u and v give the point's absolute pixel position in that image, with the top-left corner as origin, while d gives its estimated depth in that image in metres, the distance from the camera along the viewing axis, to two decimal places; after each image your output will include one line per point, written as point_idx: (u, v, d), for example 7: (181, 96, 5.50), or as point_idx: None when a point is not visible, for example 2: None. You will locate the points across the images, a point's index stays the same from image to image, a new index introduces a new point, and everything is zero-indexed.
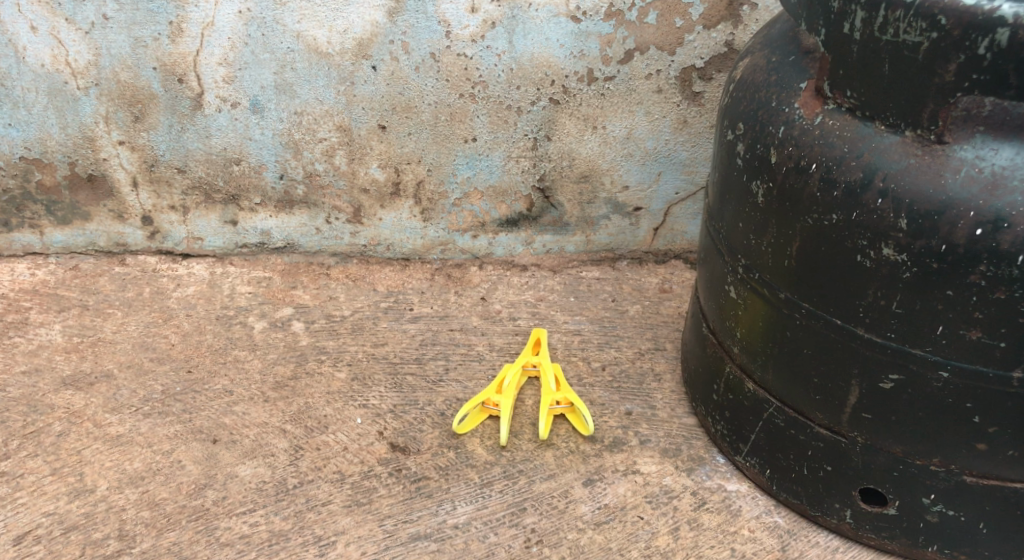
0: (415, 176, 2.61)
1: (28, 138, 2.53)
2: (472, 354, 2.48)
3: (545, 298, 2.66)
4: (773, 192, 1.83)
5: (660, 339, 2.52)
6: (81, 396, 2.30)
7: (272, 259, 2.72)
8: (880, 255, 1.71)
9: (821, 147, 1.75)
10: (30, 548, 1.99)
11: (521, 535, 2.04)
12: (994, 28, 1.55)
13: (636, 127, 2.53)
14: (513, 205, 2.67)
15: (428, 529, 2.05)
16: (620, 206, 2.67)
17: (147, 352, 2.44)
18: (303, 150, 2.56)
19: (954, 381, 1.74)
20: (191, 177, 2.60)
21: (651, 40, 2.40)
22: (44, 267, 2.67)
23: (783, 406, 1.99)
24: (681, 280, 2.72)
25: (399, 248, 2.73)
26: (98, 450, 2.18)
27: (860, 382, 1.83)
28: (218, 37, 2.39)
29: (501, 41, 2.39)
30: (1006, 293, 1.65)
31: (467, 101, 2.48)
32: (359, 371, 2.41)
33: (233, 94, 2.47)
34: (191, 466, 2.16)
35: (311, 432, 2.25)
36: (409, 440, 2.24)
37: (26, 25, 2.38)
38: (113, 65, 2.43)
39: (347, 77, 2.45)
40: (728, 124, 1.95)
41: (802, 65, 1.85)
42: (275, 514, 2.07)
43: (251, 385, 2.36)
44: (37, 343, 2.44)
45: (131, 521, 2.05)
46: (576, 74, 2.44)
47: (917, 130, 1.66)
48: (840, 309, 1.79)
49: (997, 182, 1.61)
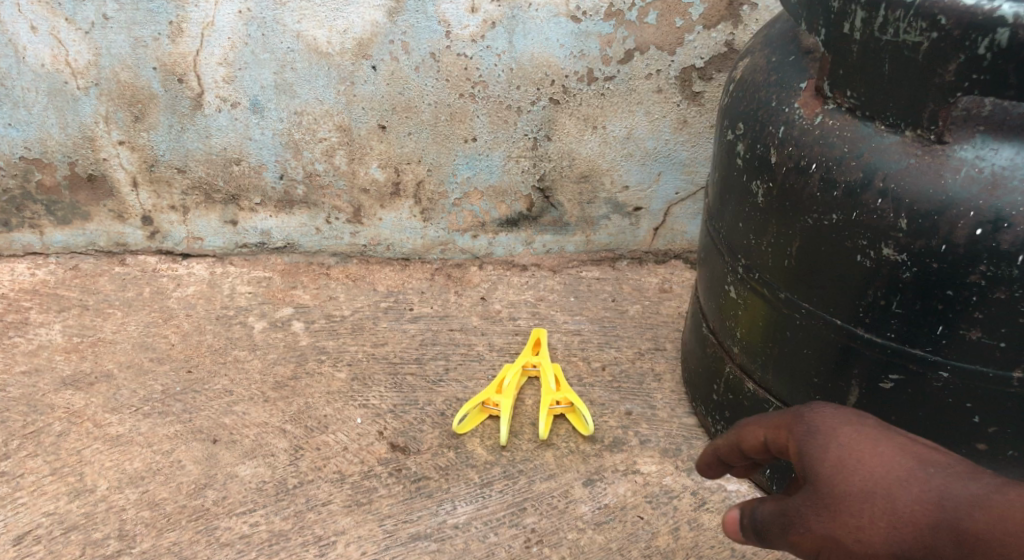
0: (414, 176, 2.61)
1: (28, 138, 2.53)
2: (472, 354, 2.47)
3: (545, 298, 2.66)
4: (773, 192, 1.83)
5: (660, 339, 2.52)
6: (81, 396, 2.30)
7: (272, 259, 2.72)
8: (880, 255, 1.71)
9: (821, 146, 1.75)
10: (30, 548, 1.99)
11: (521, 535, 2.04)
12: (994, 27, 1.54)
13: (636, 127, 2.53)
14: (512, 205, 2.67)
15: (428, 529, 2.05)
16: (620, 206, 2.67)
17: (146, 352, 2.43)
18: (303, 150, 2.56)
19: (953, 380, 1.74)
20: (191, 177, 2.61)
21: (651, 40, 2.40)
22: (45, 267, 2.66)
23: (783, 406, 1.99)
24: (681, 280, 2.72)
25: (399, 248, 2.73)
26: (99, 450, 2.18)
27: (859, 381, 1.83)
28: (218, 37, 2.39)
29: (501, 41, 2.39)
30: (1006, 293, 1.64)
31: (467, 101, 2.48)
32: (359, 371, 2.41)
33: (233, 94, 2.47)
34: (191, 466, 2.16)
35: (311, 432, 2.25)
36: (409, 440, 2.24)
37: (26, 25, 2.38)
38: (113, 65, 2.43)
39: (347, 77, 2.45)
40: (727, 124, 1.96)
41: (802, 65, 1.85)
42: (275, 514, 2.07)
43: (251, 385, 2.36)
44: (37, 343, 2.44)
45: (131, 521, 2.05)
46: (576, 74, 2.44)
47: (917, 129, 1.65)
48: (840, 308, 1.79)
49: (997, 182, 1.61)
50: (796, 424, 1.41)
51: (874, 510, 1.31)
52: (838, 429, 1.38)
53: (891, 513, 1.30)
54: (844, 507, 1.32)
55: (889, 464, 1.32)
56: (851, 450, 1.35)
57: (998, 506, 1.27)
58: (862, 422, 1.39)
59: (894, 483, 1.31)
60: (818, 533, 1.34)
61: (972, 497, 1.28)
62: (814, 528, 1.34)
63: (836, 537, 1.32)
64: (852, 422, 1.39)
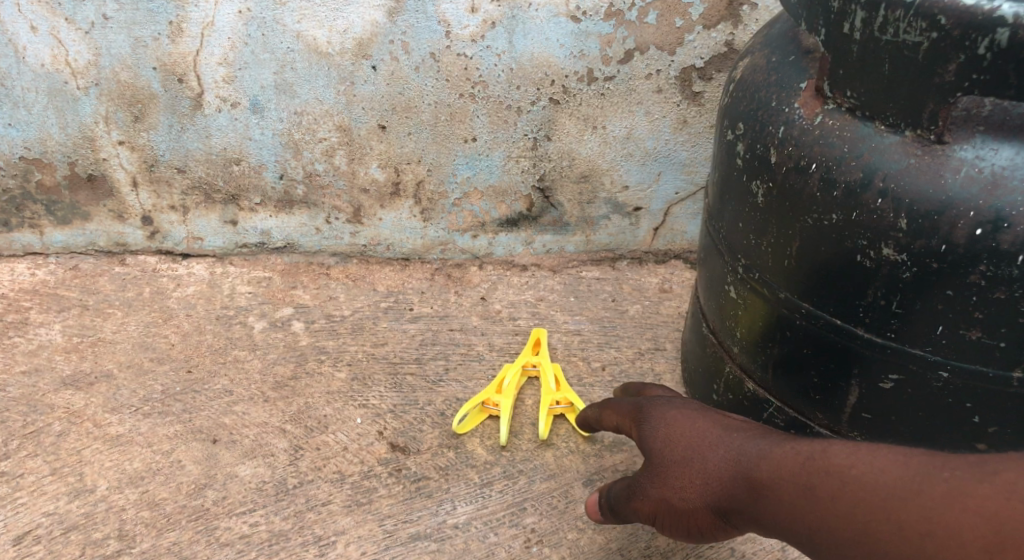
0: (414, 176, 2.61)
1: (28, 138, 2.53)
2: (472, 354, 2.47)
3: (544, 298, 2.66)
4: (773, 192, 1.83)
5: (660, 339, 2.52)
6: (81, 396, 2.30)
7: (272, 259, 2.72)
8: (880, 255, 1.71)
9: (821, 146, 1.75)
10: (30, 548, 2.00)
11: (521, 535, 2.05)
12: (994, 28, 1.54)
13: (636, 127, 2.53)
14: (512, 205, 2.67)
15: (428, 529, 2.05)
16: (620, 206, 2.67)
17: (146, 352, 2.43)
18: (303, 150, 2.56)
19: (953, 380, 1.74)
20: (191, 177, 2.61)
21: (651, 40, 2.40)
22: (45, 267, 2.66)
23: (783, 406, 2.00)
24: (681, 280, 2.72)
25: (399, 248, 2.73)
26: (99, 450, 2.18)
27: (859, 381, 1.83)
28: (218, 37, 2.39)
29: (501, 41, 2.39)
30: (1006, 293, 1.65)
31: (467, 101, 2.48)
32: (359, 371, 2.41)
33: (233, 94, 2.47)
34: (191, 466, 2.16)
35: (311, 432, 2.25)
36: (409, 440, 2.24)
37: (26, 25, 2.38)
38: (113, 65, 2.43)
39: (347, 77, 2.45)
40: (727, 124, 1.95)
41: (802, 65, 1.85)
42: (275, 514, 2.07)
43: (251, 385, 2.36)
44: (37, 343, 2.44)
45: (131, 521, 2.05)
46: (576, 74, 2.44)
47: (917, 130, 1.65)
48: (840, 308, 1.79)
49: (997, 182, 1.61)
50: (644, 387, 1.98)
51: (689, 473, 1.63)
52: (660, 410, 1.75)
53: (701, 473, 1.62)
54: (668, 475, 1.66)
55: (700, 437, 1.65)
56: (672, 426, 1.71)
57: (777, 457, 1.54)
58: (686, 406, 1.75)
59: (702, 449, 1.63)
60: (651, 500, 1.69)
61: (763, 455, 1.56)
62: (647, 496, 1.70)
63: (666, 499, 1.66)
64: (676, 406, 1.75)
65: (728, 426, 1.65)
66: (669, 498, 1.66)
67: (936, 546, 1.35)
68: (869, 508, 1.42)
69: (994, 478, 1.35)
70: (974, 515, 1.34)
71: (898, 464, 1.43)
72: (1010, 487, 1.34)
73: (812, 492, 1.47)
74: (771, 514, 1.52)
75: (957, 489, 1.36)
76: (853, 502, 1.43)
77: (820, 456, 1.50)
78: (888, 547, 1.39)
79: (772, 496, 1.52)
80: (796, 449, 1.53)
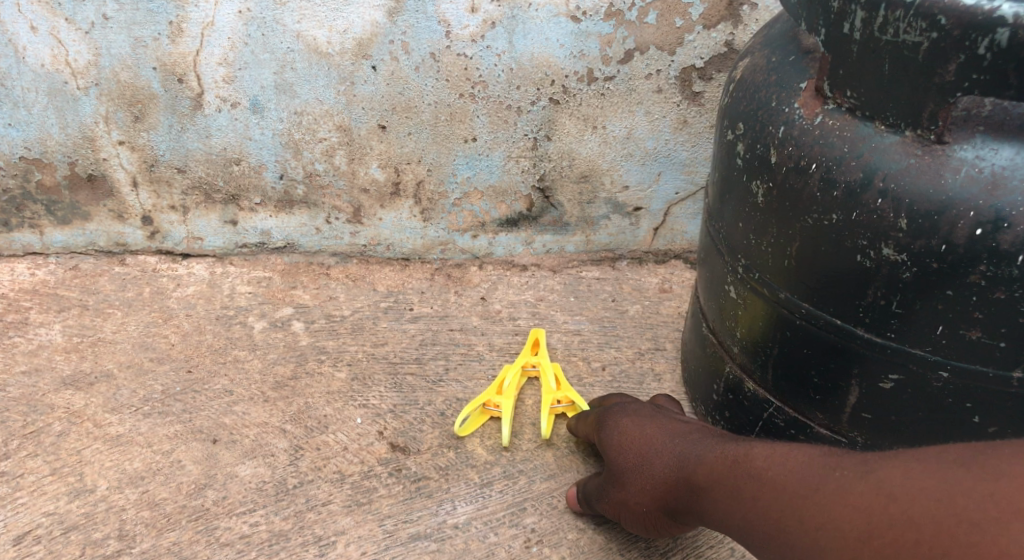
0: (415, 176, 2.61)
1: (28, 138, 2.53)
2: (472, 354, 2.47)
3: (545, 298, 2.65)
4: (773, 191, 1.83)
5: (660, 339, 2.52)
6: (81, 396, 2.30)
7: (272, 259, 2.72)
8: (880, 255, 1.71)
9: (821, 146, 1.75)
10: (30, 548, 2.00)
11: (521, 535, 2.05)
12: (994, 27, 1.54)
13: (636, 127, 2.53)
14: (512, 205, 2.67)
15: (428, 529, 2.05)
16: (620, 206, 2.67)
17: (146, 352, 2.43)
18: (304, 150, 2.56)
19: (954, 380, 1.74)
20: (191, 177, 2.61)
21: (651, 39, 2.40)
22: (45, 267, 2.66)
23: (783, 406, 2.00)
24: (681, 280, 2.72)
25: (399, 248, 2.73)
26: (99, 450, 2.18)
27: (859, 381, 1.84)
28: (218, 37, 2.39)
29: (501, 41, 2.39)
30: (1006, 293, 1.64)
31: (467, 101, 2.48)
32: (360, 371, 2.41)
33: (233, 94, 2.47)
34: (191, 466, 2.16)
35: (311, 432, 2.25)
36: (409, 439, 2.23)
37: (26, 25, 2.38)
38: (113, 65, 2.43)
39: (348, 77, 2.45)
40: (727, 124, 1.95)
41: (802, 65, 1.85)
42: (275, 514, 2.07)
43: (251, 385, 2.36)
44: (37, 343, 2.44)
45: (131, 521, 2.05)
46: (576, 74, 2.44)
47: (917, 130, 1.65)
48: (840, 308, 1.79)
49: (997, 182, 1.61)
50: (607, 397, 2.20)
51: (640, 478, 1.82)
52: (621, 421, 1.95)
53: (649, 478, 1.80)
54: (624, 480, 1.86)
55: (649, 445, 1.83)
56: (628, 435, 1.91)
57: (709, 460, 1.68)
58: (640, 416, 1.94)
59: (650, 456, 1.81)
60: (613, 501, 1.91)
61: (699, 459, 1.70)
62: (612, 498, 1.91)
63: (625, 500, 1.87)
64: (636, 418, 1.94)
65: (678, 433, 1.82)
66: (629, 500, 1.85)
67: (826, 539, 1.43)
68: (777, 506, 1.51)
69: (872, 475, 1.43)
70: (852, 510, 1.42)
71: (802, 464, 1.52)
72: (883, 484, 1.41)
73: (736, 492, 1.58)
74: (708, 515, 1.65)
75: (841, 486, 1.45)
76: (766, 501, 1.53)
77: (746, 460, 1.61)
78: (792, 541, 1.48)
79: (706, 495, 1.65)
80: (725, 453, 1.66)
